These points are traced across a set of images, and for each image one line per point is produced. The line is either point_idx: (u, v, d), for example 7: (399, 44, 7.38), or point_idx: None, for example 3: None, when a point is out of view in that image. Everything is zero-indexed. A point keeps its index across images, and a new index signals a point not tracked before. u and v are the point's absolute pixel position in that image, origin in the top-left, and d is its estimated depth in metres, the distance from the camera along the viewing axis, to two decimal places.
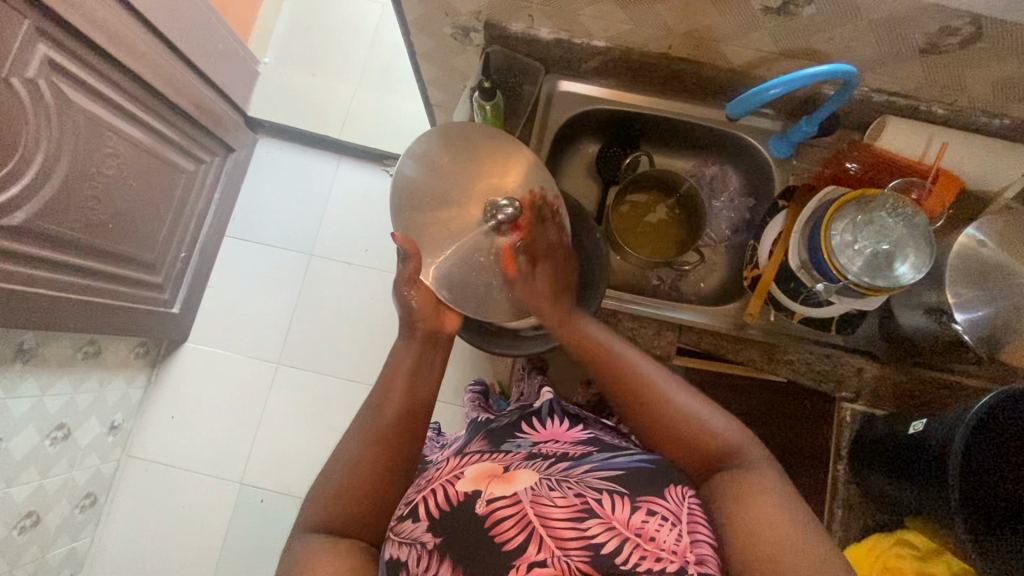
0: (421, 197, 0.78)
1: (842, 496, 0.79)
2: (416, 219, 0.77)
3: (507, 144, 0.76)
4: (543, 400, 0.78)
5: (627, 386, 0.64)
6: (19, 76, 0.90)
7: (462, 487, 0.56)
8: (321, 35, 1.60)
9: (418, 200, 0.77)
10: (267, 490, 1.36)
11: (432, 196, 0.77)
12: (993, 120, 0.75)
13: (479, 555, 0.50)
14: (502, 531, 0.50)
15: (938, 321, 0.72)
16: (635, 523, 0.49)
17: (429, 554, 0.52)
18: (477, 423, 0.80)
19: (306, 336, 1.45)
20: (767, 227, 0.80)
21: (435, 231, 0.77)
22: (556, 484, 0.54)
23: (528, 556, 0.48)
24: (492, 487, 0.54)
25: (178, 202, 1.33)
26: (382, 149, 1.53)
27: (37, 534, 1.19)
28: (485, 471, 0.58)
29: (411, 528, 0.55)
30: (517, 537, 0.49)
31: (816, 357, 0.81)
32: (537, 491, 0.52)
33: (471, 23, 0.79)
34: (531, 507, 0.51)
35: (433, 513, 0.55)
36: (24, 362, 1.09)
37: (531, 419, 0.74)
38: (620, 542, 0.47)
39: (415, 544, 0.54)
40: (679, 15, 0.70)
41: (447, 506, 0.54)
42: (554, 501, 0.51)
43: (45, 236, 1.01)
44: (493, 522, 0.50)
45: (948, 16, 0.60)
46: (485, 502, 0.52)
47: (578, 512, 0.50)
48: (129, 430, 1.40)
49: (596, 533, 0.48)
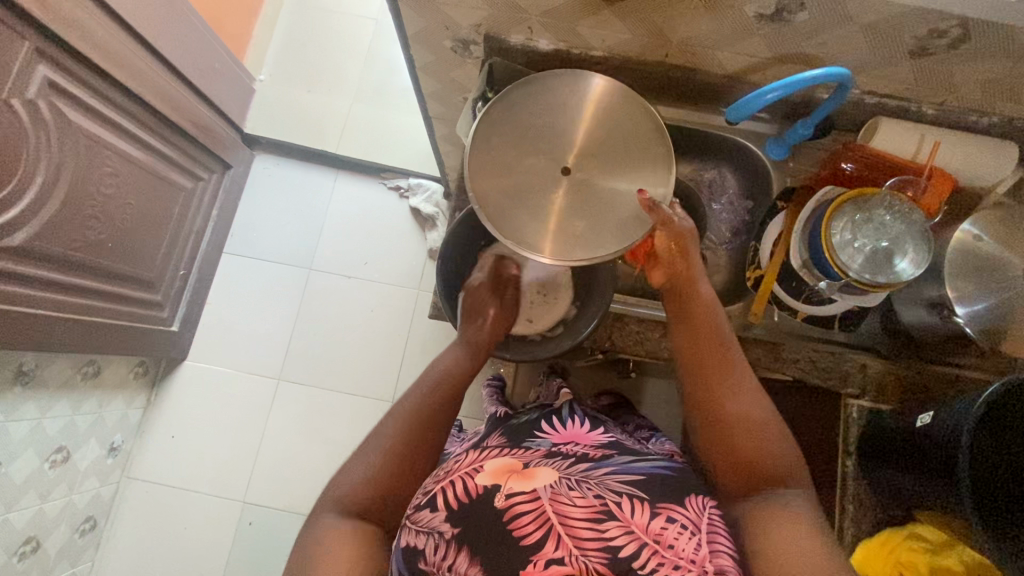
0: (618, 209, 0.67)
1: (852, 492, 0.84)
2: (600, 226, 0.66)
3: (619, 108, 0.68)
4: (564, 402, 0.83)
5: (715, 385, 0.63)
6: (19, 98, 0.90)
7: (481, 481, 0.56)
8: (315, 52, 1.61)
9: (616, 212, 0.67)
10: (270, 509, 1.35)
11: (617, 203, 0.67)
12: (983, 118, 0.77)
13: (501, 551, 0.51)
14: (521, 526, 0.51)
15: (941, 316, 0.74)
16: (654, 529, 0.50)
17: (447, 543, 0.53)
18: (495, 419, 0.84)
19: (307, 352, 1.44)
20: (767, 227, 0.82)
21: (585, 222, 0.66)
22: (576, 484, 0.55)
23: (546, 553, 0.49)
24: (512, 482, 0.55)
25: (177, 219, 1.33)
26: (380, 162, 1.54)
27: (37, 561, 1.17)
28: (505, 467, 0.59)
29: (428, 517, 0.56)
30: (535, 533, 0.50)
31: (821, 354, 0.81)
32: (556, 490, 0.53)
33: (471, 35, 0.81)
34: (550, 505, 0.51)
35: (450, 504, 0.55)
36: (23, 385, 1.08)
37: (550, 418, 0.77)
38: (638, 547, 0.49)
39: (433, 533, 0.54)
40: (675, 23, 0.72)
41: (465, 498, 0.55)
42: (573, 500, 0.52)
43: (44, 256, 1.00)
44: (512, 516, 0.51)
45: (936, 19, 0.62)
46: (504, 496, 0.53)
47: (597, 513, 0.51)
48: (129, 451, 1.38)
49: (614, 535, 0.49)
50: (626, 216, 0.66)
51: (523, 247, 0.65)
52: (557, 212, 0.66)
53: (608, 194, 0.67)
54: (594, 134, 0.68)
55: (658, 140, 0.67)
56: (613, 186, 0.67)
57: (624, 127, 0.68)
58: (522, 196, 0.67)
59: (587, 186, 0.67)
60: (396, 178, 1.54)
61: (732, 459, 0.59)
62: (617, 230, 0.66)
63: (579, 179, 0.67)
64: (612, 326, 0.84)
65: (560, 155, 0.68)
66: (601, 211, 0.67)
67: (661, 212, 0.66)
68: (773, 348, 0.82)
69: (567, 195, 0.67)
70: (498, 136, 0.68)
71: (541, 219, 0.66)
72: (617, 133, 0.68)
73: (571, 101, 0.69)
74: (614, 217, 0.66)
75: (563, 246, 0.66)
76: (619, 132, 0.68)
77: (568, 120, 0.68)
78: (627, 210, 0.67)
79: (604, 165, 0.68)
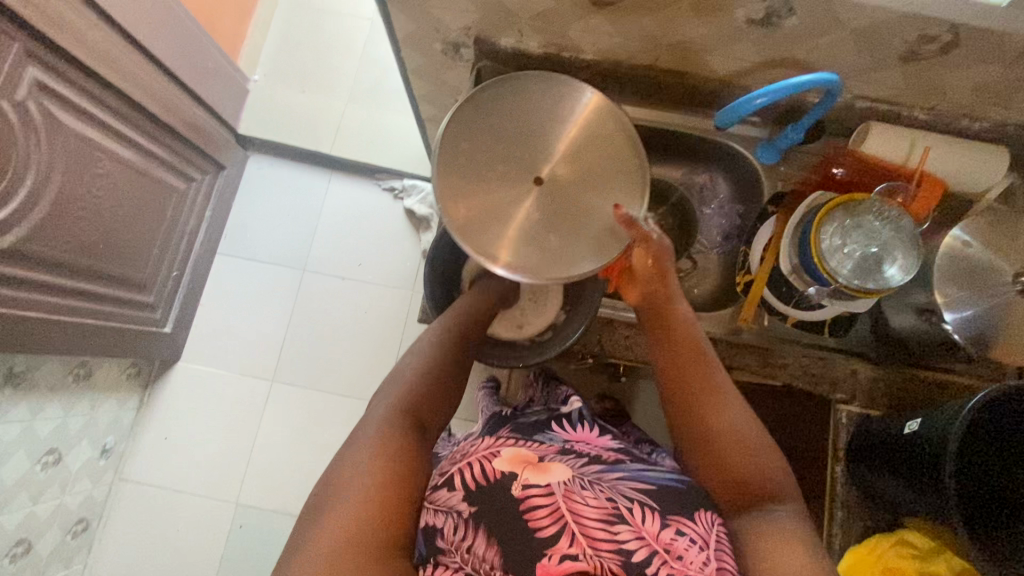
0: (588, 225, 0.70)
1: (841, 498, 0.81)
2: (568, 240, 0.69)
3: (597, 127, 0.71)
4: (572, 407, 0.82)
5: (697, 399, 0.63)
6: (8, 99, 0.90)
7: (501, 466, 0.57)
8: (310, 53, 1.61)
9: (585, 228, 0.69)
10: (262, 511, 1.35)
11: (588, 219, 0.70)
12: (974, 123, 0.77)
13: (517, 539, 0.51)
14: (537, 519, 0.51)
15: (928, 321, 0.75)
16: (664, 539, 0.51)
17: (466, 522, 0.54)
18: (498, 417, 0.84)
19: (300, 354, 1.44)
20: (756, 235, 0.82)
21: (554, 236, 0.69)
22: (589, 485, 0.55)
23: (560, 548, 0.49)
24: (528, 474, 0.55)
25: (170, 220, 1.32)
26: (373, 163, 1.54)
27: (29, 562, 1.17)
28: (520, 457, 0.59)
29: (446, 496, 0.56)
30: (551, 527, 0.50)
31: (811, 360, 0.81)
32: (570, 487, 0.54)
33: (462, 39, 0.81)
34: (564, 501, 0.52)
35: (469, 485, 0.56)
36: (14, 387, 1.08)
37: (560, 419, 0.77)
38: (649, 553, 0.49)
39: (451, 513, 0.55)
40: (665, 27, 0.72)
41: (485, 480, 0.55)
42: (587, 500, 0.52)
43: (35, 259, 1.00)
44: (528, 508, 0.52)
45: (927, 25, 0.62)
46: (520, 486, 0.53)
47: (609, 516, 0.51)
48: (121, 453, 1.38)
49: (627, 539, 0.50)
50: (595, 232, 0.70)
51: (482, 253, 0.67)
52: (531, 220, 0.69)
53: (579, 210, 0.70)
54: (570, 151, 0.71)
55: (631, 163, 0.71)
56: (585, 203, 0.70)
57: (599, 145, 0.71)
58: (496, 202, 0.69)
59: (561, 196, 0.70)
60: (390, 179, 1.54)
61: (720, 471, 0.60)
62: (584, 245, 0.69)
63: (553, 188, 0.70)
64: (602, 330, 0.85)
65: (535, 165, 0.70)
66: (571, 225, 0.70)
67: (639, 226, 0.69)
68: (764, 354, 0.82)
69: (541, 204, 0.69)
70: (471, 143, 0.70)
71: (514, 228, 0.68)
72: (591, 150, 0.71)
73: (545, 109, 0.72)
74: (587, 227, 0.70)
75: (526, 255, 0.68)
76: (595, 149, 0.71)
77: (545, 133, 0.71)
78: (601, 220, 0.70)
79: (578, 182, 0.71)
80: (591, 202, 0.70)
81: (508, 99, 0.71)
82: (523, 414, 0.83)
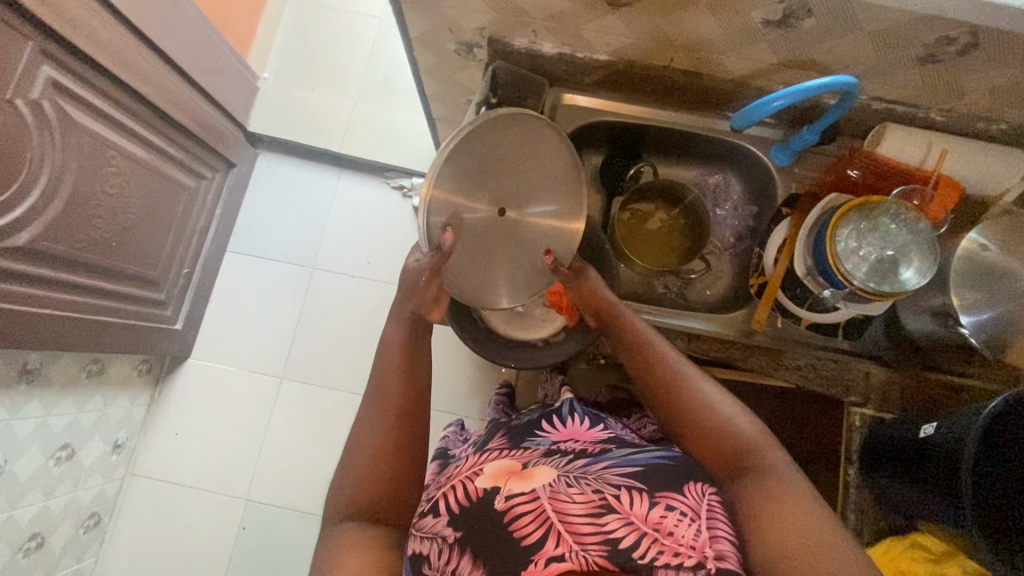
0: (514, 267, 0.76)
1: (854, 501, 0.84)
2: (492, 272, 0.75)
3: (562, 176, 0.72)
4: (563, 399, 0.81)
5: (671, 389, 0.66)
6: (22, 98, 0.90)
7: (480, 483, 0.57)
8: (319, 50, 1.61)
9: (511, 269, 0.75)
10: (273, 507, 1.36)
11: (517, 262, 0.75)
12: (991, 125, 0.77)
13: (501, 551, 0.51)
14: (522, 526, 0.51)
15: (945, 325, 0.74)
16: (653, 518, 0.50)
17: (450, 548, 0.55)
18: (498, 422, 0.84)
19: (309, 351, 1.44)
20: (771, 236, 0.81)
21: (483, 265, 0.74)
22: (574, 481, 0.55)
23: (547, 551, 0.49)
24: (512, 484, 0.55)
25: (180, 218, 1.33)
26: (382, 161, 1.54)
27: (42, 557, 1.18)
28: (503, 469, 0.60)
29: (433, 523, 0.58)
30: (536, 532, 0.50)
31: (824, 363, 0.87)
32: (554, 488, 0.53)
33: (475, 39, 0.81)
34: (549, 503, 0.51)
35: (452, 508, 0.57)
36: (27, 383, 1.08)
37: (550, 416, 0.76)
38: (638, 537, 0.48)
39: (436, 539, 0.57)
40: (681, 29, 0.72)
41: (466, 501, 0.56)
42: (572, 497, 0.51)
43: (46, 256, 1.00)
44: (512, 517, 0.51)
45: (946, 27, 0.62)
46: (504, 498, 0.53)
47: (596, 508, 0.50)
48: (133, 448, 1.39)
49: (614, 527, 0.49)
50: (518, 271, 0.76)
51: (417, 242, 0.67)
52: (481, 248, 0.72)
53: (517, 249, 0.74)
54: (533, 195, 0.72)
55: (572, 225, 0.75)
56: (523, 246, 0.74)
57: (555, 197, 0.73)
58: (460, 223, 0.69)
59: (515, 232, 0.73)
60: (400, 177, 1.55)
61: (706, 444, 0.61)
62: (499, 282, 0.76)
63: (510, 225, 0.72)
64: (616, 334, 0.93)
65: (506, 196, 0.70)
66: (499, 261, 0.74)
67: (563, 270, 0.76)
68: (776, 356, 0.88)
69: (496, 235, 0.72)
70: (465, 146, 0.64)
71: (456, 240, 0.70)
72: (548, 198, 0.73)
73: (534, 144, 0.70)
74: (523, 263, 0.76)
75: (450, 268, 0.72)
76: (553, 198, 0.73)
77: (525, 169, 0.71)
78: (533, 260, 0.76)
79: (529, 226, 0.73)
80: (529, 246, 0.75)
81: (507, 121, 0.66)
82: (519, 416, 0.83)
